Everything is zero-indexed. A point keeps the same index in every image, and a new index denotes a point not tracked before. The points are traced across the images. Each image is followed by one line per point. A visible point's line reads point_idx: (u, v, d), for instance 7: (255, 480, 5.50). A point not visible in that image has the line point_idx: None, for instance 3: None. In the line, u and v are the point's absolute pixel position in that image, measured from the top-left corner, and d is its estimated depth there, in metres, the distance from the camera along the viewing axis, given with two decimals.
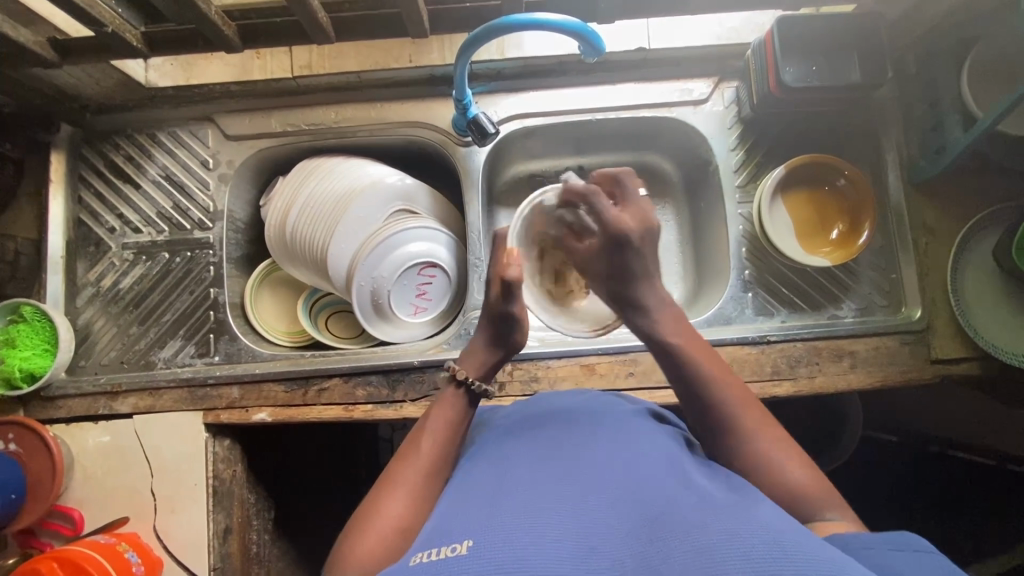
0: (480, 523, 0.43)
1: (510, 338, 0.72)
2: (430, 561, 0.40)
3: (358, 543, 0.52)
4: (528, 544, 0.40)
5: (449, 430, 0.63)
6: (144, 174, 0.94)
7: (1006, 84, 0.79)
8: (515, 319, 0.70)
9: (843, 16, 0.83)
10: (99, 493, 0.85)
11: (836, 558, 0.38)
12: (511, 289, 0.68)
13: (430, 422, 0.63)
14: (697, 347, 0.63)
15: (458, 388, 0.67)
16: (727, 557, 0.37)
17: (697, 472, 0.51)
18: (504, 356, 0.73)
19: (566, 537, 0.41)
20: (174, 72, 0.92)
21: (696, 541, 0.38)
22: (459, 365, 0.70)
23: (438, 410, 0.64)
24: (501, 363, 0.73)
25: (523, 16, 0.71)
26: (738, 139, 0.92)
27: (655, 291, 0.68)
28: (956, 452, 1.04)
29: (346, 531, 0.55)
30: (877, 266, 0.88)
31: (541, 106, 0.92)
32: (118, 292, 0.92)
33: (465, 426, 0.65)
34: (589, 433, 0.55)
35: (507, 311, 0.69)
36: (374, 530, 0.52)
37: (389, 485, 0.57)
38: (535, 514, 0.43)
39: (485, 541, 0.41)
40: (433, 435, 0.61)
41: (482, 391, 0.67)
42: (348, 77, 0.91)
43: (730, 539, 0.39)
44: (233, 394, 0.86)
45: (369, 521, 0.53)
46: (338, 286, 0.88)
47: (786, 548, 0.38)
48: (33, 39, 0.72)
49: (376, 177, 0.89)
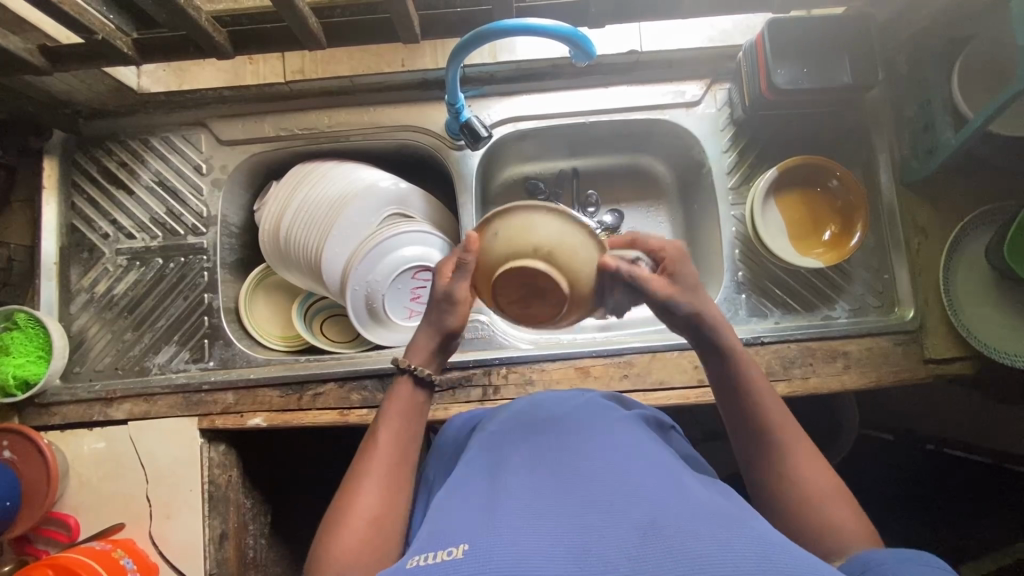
0: (476, 528, 0.43)
1: (447, 322, 0.63)
2: (427, 564, 0.40)
3: (333, 542, 0.52)
4: (522, 552, 0.40)
5: (409, 422, 0.62)
6: (137, 179, 0.94)
7: (996, 84, 0.79)
8: (456, 302, 0.61)
9: (833, 17, 0.83)
10: (94, 500, 0.85)
11: (826, 570, 0.38)
12: (462, 268, 0.59)
13: (385, 414, 0.62)
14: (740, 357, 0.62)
15: (404, 376, 0.63)
16: (716, 564, 0.37)
17: (687, 478, 0.51)
18: (449, 344, 0.65)
19: (559, 544, 0.41)
20: (166, 78, 0.92)
21: (687, 549, 0.39)
22: (408, 352, 0.65)
23: (394, 402, 0.63)
24: (450, 350, 0.66)
25: (514, 22, 0.71)
26: (730, 141, 0.92)
27: (716, 307, 0.63)
28: (949, 450, 1.04)
29: (319, 534, 0.54)
30: (869, 266, 0.89)
31: (533, 109, 0.92)
32: (111, 297, 0.92)
33: (422, 413, 0.64)
34: (581, 440, 0.55)
35: (450, 292, 0.61)
36: (348, 528, 0.53)
37: (355, 482, 0.57)
38: (529, 522, 0.43)
39: (482, 546, 0.41)
40: (391, 427, 0.61)
41: (431, 378, 0.64)
42: (340, 81, 0.91)
43: (721, 546, 0.39)
44: (228, 399, 0.86)
45: (341, 520, 0.53)
46: (333, 290, 0.88)
47: (775, 557, 0.38)
48: (24, 46, 0.72)
49: (368, 181, 0.88)
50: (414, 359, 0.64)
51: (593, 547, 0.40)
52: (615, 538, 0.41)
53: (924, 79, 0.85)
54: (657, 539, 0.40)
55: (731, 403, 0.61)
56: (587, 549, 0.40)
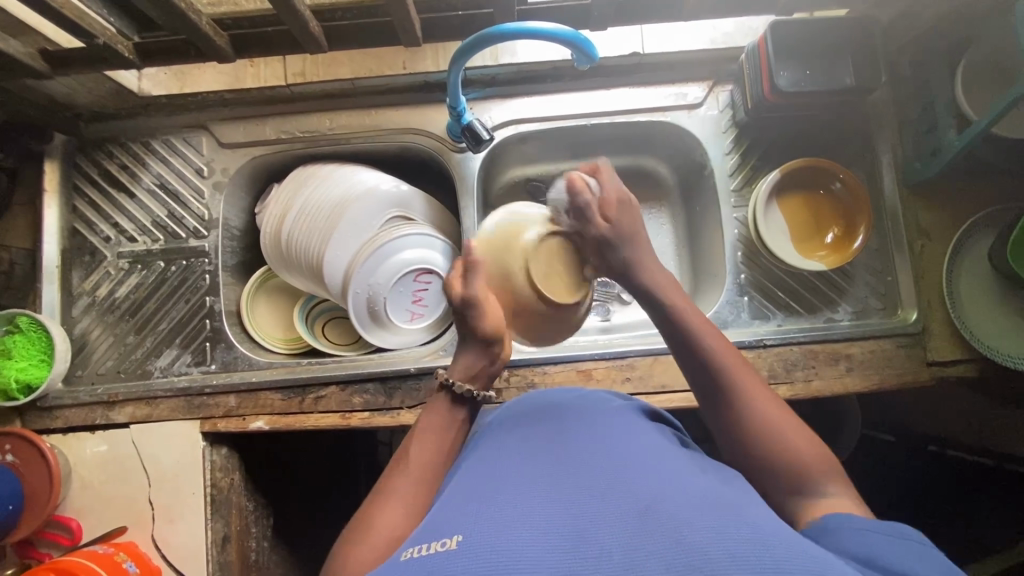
0: (469, 519, 0.43)
1: (479, 331, 0.64)
2: (420, 556, 0.40)
3: (352, 550, 0.51)
4: (518, 541, 0.40)
5: (437, 437, 0.62)
6: (138, 182, 0.94)
7: (1002, 85, 0.79)
8: (478, 304, 0.63)
9: (835, 18, 0.83)
10: (98, 502, 0.85)
11: (820, 563, 0.37)
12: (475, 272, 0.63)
13: (419, 430, 0.62)
14: (702, 320, 0.65)
15: (443, 393, 0.65)
16: (711, 557, 0.37)
17: (689, 466, 0.50)
18: (488, 357, 0.66)
19: (556, 533, 0.41)
20: (167, 81, 0.92)
21: (681, 540, 0.38)
22: (451, 367, 0.66)
23: (425, 418, 0.63)
24: (491, 363, 0.66)
25: (514, 25, 0.70)
26: (732, 143, 0.92)
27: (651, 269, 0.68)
28: (951, 451, 1.03)
29: (341, 539, 0.54)
30: (873, 269, 0.88)
31: (535, 112, 0.92)
32: (113, 301, 0.92)
33: (454, 432, 0.63)
34: (576, 430, 0.55)
35: (467, 297, 0.63)
36: (369, 537, 0.52)
37: (381, 495, 0.56)
38: (525, 512, 0.43)
39: (476, 537, 0.41)
40: (423, 445, 0.60)
41: (471, 395, 0.64)
42: (342, 84, 0.92)
43: (715, 537, 0.38)
44: (230, 403, 0.86)
45: (364, 528, 0.53)
46: (333, 292, 0.88)
47: (772, 547, 0.38)
48: (25, 51, 0.72)
49: (370, 184, 0.88)
50: (454, 373, 0.65)
51: (589, 534, 0.40)
52: (612, 526, 0.41)
53: (928, 81, 0.85)
54: (652, 529, 0.39)
55: (690, 358, 0.63)
56: (585, 537, 0.40)
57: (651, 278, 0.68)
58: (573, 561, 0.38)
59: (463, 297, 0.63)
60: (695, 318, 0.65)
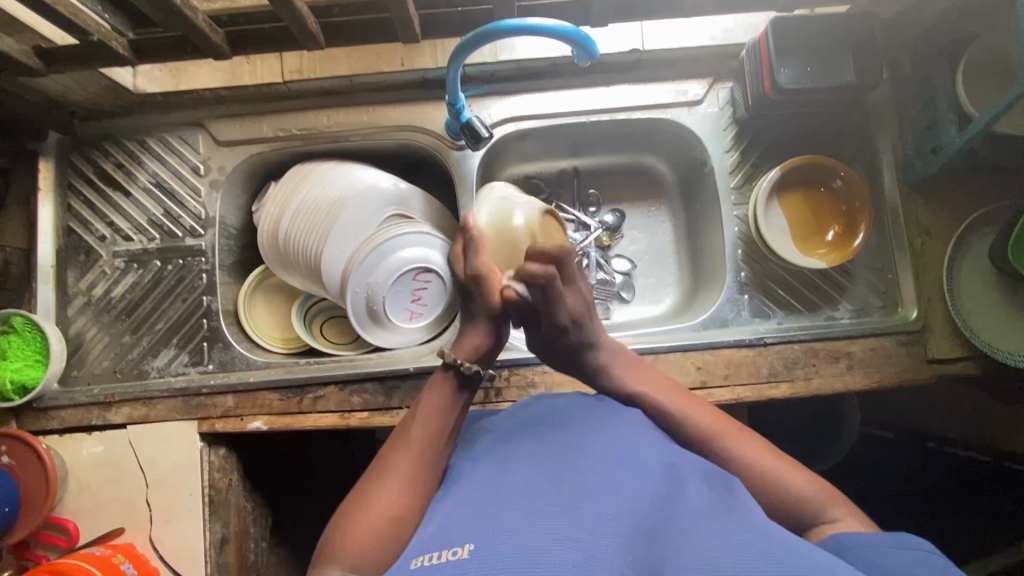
0: (479, 527, 0.43)
1: (486, 305, 0.67)
2: (431, 565, 0.40)
3: (350, 529, 0.51)
4: (529, 549, 0.40)
5: (436, 416, 0.61)
6: (134, 180, 0.93)
7: (1002, 82, 0.79)
8: (483, 278, 0.67)
9: (836, 14, 0.82)
10: (94, 503, 0.85)
11: (830, 569, 0.38)
12: (475, 247, 0.67)
13: (421, 409, 0.61)
14: (659, 388, 0.65)
15: (448, 371, 0.64)
16: (722, 566, 0.37)
17: (695, 472, 0.50)
18: (493, 332, 0.68)
19: (568, 538, 0.41)
20: (163, 77, 0.91)
21: (694, 548, 0.38)
22: (455, 349, 0.67)
23: (426, 396, 0.62)
24: (496, 342, 0.69)
25: (514, 22, 0.70)
26: (732, 140, 0.91)
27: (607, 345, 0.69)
28: (949, 449, 1.03)
29: (338, 516, 0.54)
30: (874, 267, 0.88)
31: (535, 109, 0.91)
32: (109, 300, 0.91)
33: (453, 411, 0.62)
34: (583, 434, 0.55)
35: (472, 272, 0.67)
36: (367, 517, 0.51)
37: (378, 476, 0.55)
38: (535, 516, 0.43)
39: (487, 545, 0.40)
40: (421, 425, 0.60)
41: (475, 373, 0.65)
42: (339, 81, 0.91)
43: (726, 547, 0.39)
44: (228, 403, 0.86)
45: (362, 508, 0.52)
46: (332, 292, 0.87)
47: (783, 558, 0.38)
48: (18, 48, 0.71)
49: (368, 182, 0.88)
50: (460, 353, 0.66)
51: (600, 540, 0.40)
52: (623, 534, 0.41)
53: (928, 78, 0.84)
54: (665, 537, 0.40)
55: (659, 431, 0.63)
56: (596, 545, 0.40)
57: (606, 351, 0.68)
58: (585, 568, 0.38)
59: (468, 271, 0.67)
60: (619, 360, 0.68)
